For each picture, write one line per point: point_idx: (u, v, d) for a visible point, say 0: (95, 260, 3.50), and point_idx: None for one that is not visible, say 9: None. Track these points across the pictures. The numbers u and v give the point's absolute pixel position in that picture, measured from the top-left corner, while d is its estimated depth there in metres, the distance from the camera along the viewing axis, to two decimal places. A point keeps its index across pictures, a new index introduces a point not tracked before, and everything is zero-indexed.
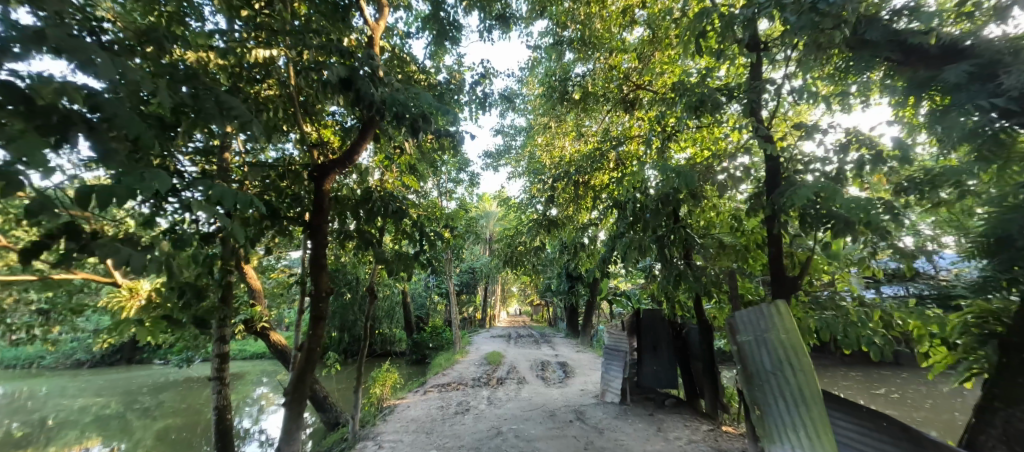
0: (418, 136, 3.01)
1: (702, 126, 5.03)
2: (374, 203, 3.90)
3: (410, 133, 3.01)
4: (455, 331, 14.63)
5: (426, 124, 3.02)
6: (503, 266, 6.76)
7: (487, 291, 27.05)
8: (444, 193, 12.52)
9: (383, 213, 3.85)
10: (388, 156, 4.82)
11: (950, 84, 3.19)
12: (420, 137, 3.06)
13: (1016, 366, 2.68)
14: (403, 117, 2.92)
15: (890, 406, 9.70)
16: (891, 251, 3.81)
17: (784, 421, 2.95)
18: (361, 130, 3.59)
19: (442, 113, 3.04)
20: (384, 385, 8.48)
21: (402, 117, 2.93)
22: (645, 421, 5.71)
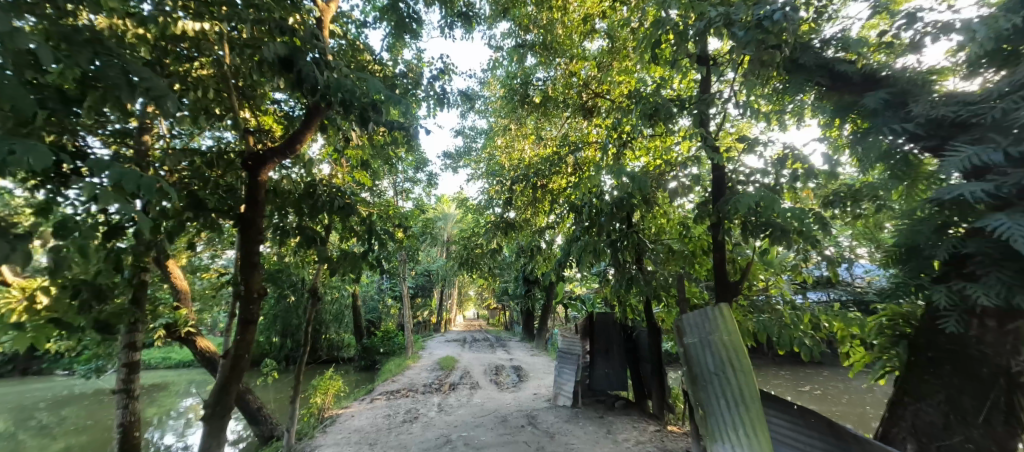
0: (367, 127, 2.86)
1: (655, 135, 5.18)
2: (318, 197, 3.65)
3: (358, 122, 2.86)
4: (407, 336, 14.17)
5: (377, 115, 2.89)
6: (459, 269, 6.61)
7: (443, 295, 26.59)
8: (401, 193, 12.19)
9: (329, 209, 3.62)
10: (336, 149, 4.55)
11: (869, 109, 3.47)
12: (370, 127, 2.92)
13: (922, 364, 2.96)
14: (350, 106, 2.76)
15: (814, 401, 10.49)
16: (819, 259, 4.12)
17: (724, 419, 3.06)
18: (306, 118, 3.35)
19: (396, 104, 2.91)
20: (327, 393, 7.95)
21: (350, 106, 2.78)
22: (595, 424, 5.76)
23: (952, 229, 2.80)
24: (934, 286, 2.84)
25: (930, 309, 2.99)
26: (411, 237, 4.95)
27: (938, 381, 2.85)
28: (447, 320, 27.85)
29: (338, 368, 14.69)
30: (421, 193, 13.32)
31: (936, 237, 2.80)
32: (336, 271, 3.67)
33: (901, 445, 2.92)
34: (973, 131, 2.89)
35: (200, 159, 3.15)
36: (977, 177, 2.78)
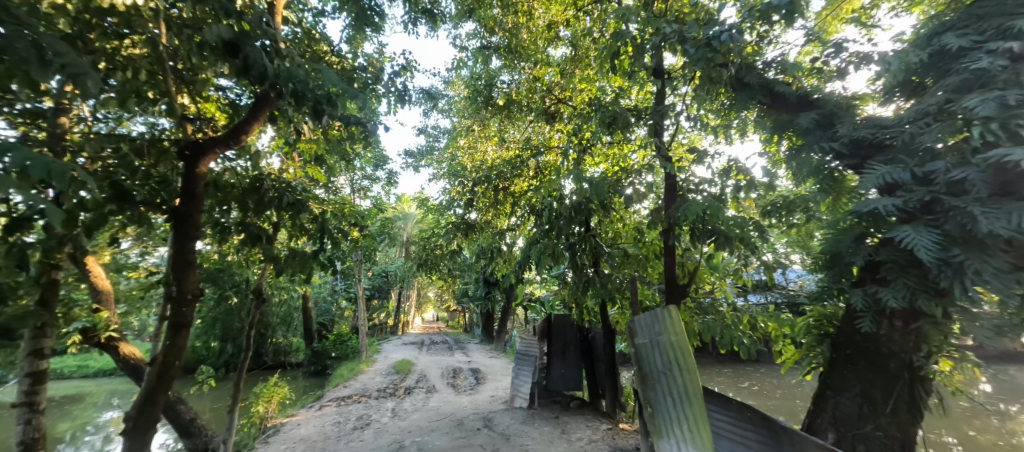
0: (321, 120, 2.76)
1: (613, 142, 5.34)
2: (265, 191, 3.45)
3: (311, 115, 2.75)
4: (362, 339, 13.69)
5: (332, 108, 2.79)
6: (417, 270, 6.49)
7: (401, 296, 26.00)
8: (358, 190, 11.80)
9: (276, 204, 3.44)
10: (288, 142, 4.33)
11: (803, 128, 3.79)
12: (325, 121, 2.85)
13: (841, 360, 3.26)
14: (303, 97, 2.65)
15: (751, 396, 11.22)
16: (759, 264, 4.43)
17: (671, 416, 3.19)
18: (253, 107, 3.17)
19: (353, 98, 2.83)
20: (271, 402, 7.68)
21: (303, 98, 2.68)
22: (550, 424, 5.83)
23: (869, 238, 3.08)
24: (854, 289, 3.13)
25: (849, 310, 3.29)
26: (367, 236, 4.81)
27: (854, 375, 3.16)
28: (404, 322, 27.25)
29: (286, 373, 13.97)
30: (380, 192, 12.96)
31: (855, 245, 3.09)
32: (283, 271, 3.50)
33: (822, 435, 3.19)
34: (888, 152, 3.22)
35: (128, 145, 2.86)
36: (890, 193, 3.08)
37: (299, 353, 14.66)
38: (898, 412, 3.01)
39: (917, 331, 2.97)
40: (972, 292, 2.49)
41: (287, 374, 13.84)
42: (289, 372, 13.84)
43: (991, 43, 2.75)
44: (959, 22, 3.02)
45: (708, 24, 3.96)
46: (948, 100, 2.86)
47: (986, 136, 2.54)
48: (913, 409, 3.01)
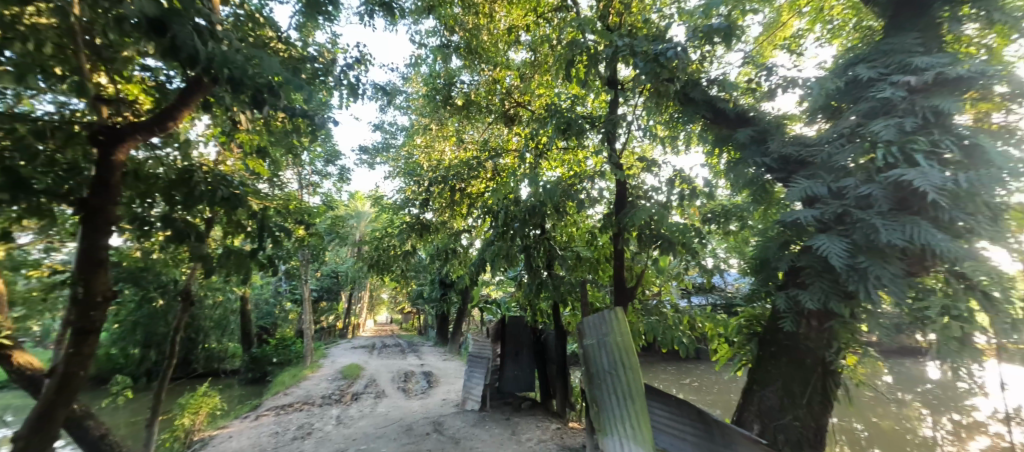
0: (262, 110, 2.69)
1: (569, 148, 5.47)
2: (195, 185, 3.19)
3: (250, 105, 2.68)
4: (306, 344, 13.01)
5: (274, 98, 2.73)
6: (368, 271, 6.27)
7: (352, 298, 25.02)
8: (307, 186, 11.24)
9: (209, 199, 3.20)
10: (226, 132, 4.04)
11: (739, 142, 4.08)
12: (265, 110, 2.74)
13: (767, 357, 3.56)
14: (241, 85, 2.57)
15: (691, 392, 11.88)
16: (699, 268, 4.71)
17: (615, 413, 3.31)
18: (184, 94, 2.92)
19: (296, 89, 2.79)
20: (198, 413, 7.13)
21: (241, 87, 2.58)
22: (500, 426, 5.85)
23: (793, 246, 3.37)
24: (779, 292, 3.41)
25: (774, 312, 3.58)
26: (313, 235, 4.57)
27: (777, 370, 3.46)
28: (354, 324, 26.23)
29: (219, 382, 12.93)
30: (330, 189, 12.42)
31: (781, 251, 3.37)
32: (215, 270, 3.26)
33: (749, 427, 3.46)
34: (810, 168, 3.53)
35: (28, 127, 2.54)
36: (810, 205, 3.39)
37: (235, 359, 13.65)
38: (813, 403, 3.33)
39: (829, 329, 3.30)
40: (874, 295, 2.79)
41: (220, 381, 12.86)
42: (224, 380, 12.87)
43: (893, 76, 3.11)
44: (868, 56, 3.40)
45: (658, 40, 4.17)
46: (858, 124, 3.19)
47: (888, 157, 2.86)
48: (824, 399, 3.35)
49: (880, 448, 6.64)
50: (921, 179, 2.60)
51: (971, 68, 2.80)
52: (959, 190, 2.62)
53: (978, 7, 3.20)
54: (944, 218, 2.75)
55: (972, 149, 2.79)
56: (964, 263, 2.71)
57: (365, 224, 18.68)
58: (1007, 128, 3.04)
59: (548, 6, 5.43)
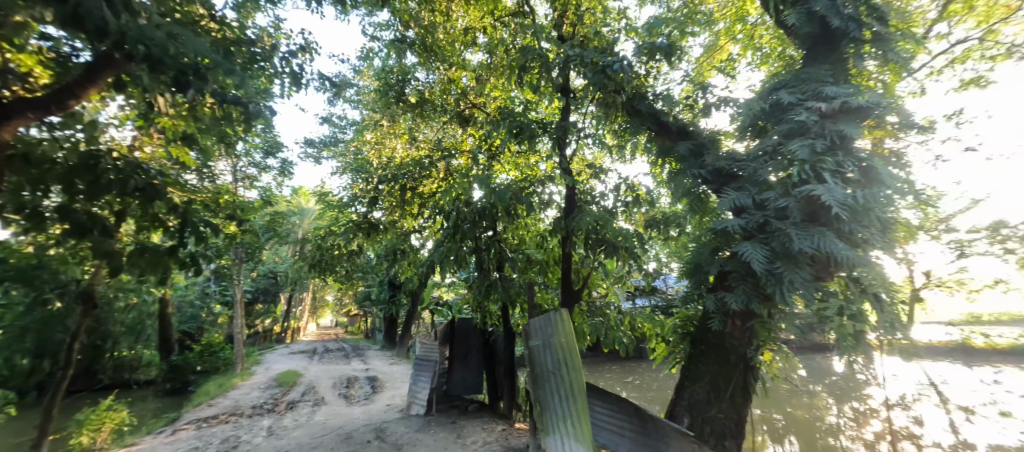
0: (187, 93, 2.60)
1: (522, 151, 5.56)
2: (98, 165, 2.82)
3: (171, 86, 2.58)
4: (236, 349, 12.05)
5: (199, 81, 2.65)
6: (308, 271, 5.92)
7: (292, 300, 23.58)
8: (243, 179, 10.47)
9: (118, 190, 2.82)
10: (145, 116, 3.65)
11: (680, 155, 4.36)
12: (189, 94, 2.66)
13: (698, 354, 3.84)
14: (161, 64, 2.48)
15: (633, 389, 12.42)
16: (640, 272, 4.96)
17: (558, 413, 3.38)
18: (87, 73, 2.68)
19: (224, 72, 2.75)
20: (100, 431, 6.38)
21: (162, 66, 2.48)
22: (445, 430, 5.77)
23: (722, 252, 3.65)
24: (709, 295, 3.68)
25: (705, 313, 3.87)
26: (247, 232, 4.27)
27: (706, 367, 3.74)
28: (292, 327, 24.68)
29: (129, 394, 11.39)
30: (270, 182, 11.69)
31: (711, 257, 3.65)
32: (124, 269, 2.95)
33: (679, 420, 3.71)
34: (738, 181, 3.86)
35: None
36: (738, 215, 3.70)
37: (150, 368, 12.17)
38: (735, 397, 3.63)
39: (750, 327, 3.62)
40: (788, 298, 3.10)
41: (131, 393, 11.43)
42: (135, 391, 11.50)
43: (809, 101, 3.48)
44: (788, 83, 3.78)
45: (606, 53, 4.38)
46: (779, 143, 3.53)
47: (802, 174, 3.20)
48: (746, 393, 3.66)
49: (795, 435, 7.34)
50: (827, 194, 2.96)
51: (868, 99, 3.24)
52: (857, 205, 2.99)
53: (876, 47, 3.70)
54: (845, 230, 3.13)
55: (868, 170, 3.21)
56: (859, 270, 3.10)
57: (308, 222, 17.73)
58: (896, 153, 3.51)
59: (505, 11, 5.50)
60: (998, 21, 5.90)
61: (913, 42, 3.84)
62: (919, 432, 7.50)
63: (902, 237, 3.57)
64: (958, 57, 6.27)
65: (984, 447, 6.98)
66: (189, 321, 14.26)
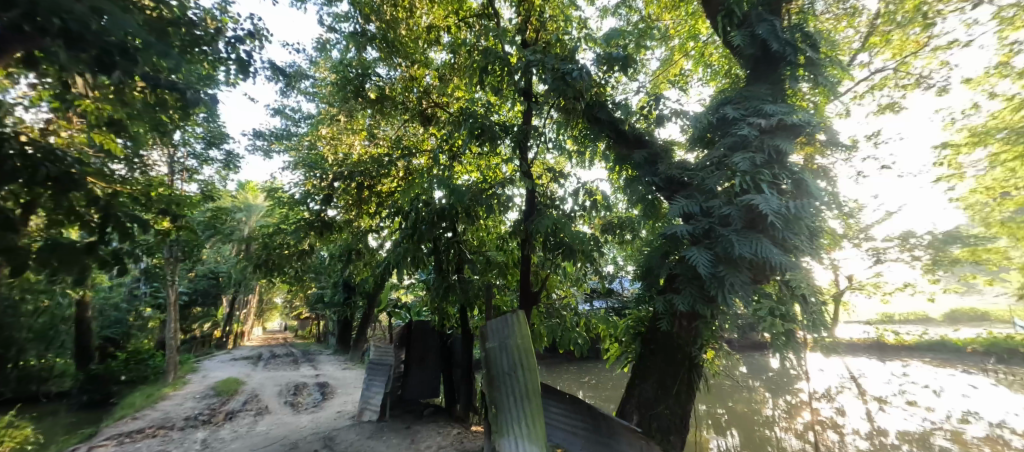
0: (110, 74, 2.56)
1: (484, 153, 5.57)
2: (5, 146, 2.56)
3: (93, 66, 2.53)
4: (168, 356, 11.06)
5: (126, 62, 2.61)
6: (252, 272, 5.52)
7: (236, 303, 22.13)
8: (183, 171, 9.75)
9: (26, 178, 2.54)
10: (60, 100, 3.28)
11: (635, 162, 4.57)
12: (114, 76, 2.62)
13: (648, 354, 4.02)
14: (83, 41, 2.43)
15: (588, 389, 12.72)
16: (596, 275, 5.12)
17: (514, 416, 3.37)
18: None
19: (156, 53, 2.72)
20: None
21: (84, 44, 2.44)
22: (399, 435, 5.61)
23: (671, 256, 3.86)
24: (660, 296, 3.87)
25: (655, 314, 4.06)
26: (185, 229, 3.98)
27: (654, 365, 3.94)
28: (234, 332, 23.11)
29: (35, 410, 9.62)
30: (214, 176, 10.96)
31: (662, 260, 3.84)
32: (30, 267, 2.66)
33: (629, 417, 3.86)
34: (688, 189, 4.09)
35: None
36: (686, 221, 3.92)
37: (64, 379, 10.52)
38: (680, 393, 3.84)
39: (696, 327, 3.84)
40: (730, 299, 3.34)
41: (37, 408, 9.70)
42: (43, 406, 9.82)
43: (751, 117, 3.75)
44: (734, 99, 4.05)
45: (567, 60, 4.51)
46: (724, 155, 3.78)
47: (744, 185, 3.47)
48: (690, 391, 3.88)
49: (735, 428, 7.83)
50: (764, 204, 3.22)
51: (801, 118, 3.55)
52: (790, 215, 3.30)
53: (809, 71, 4.07)
54: (779, 237, 3.41)
55: (800, 183, 3.53)
56: (789, 272, 3.39)
57: (255, 219, 16.76)
58: (823, 168, 3.87)
59: (470, 12, 5.51)
60: (908, 54, 6.66)
61: (839, 69, 4.26)
62: (842, 422, 8.23)
63: (827, 244, 3.94)
64: (876, 84, 7.00)
65: (894, 432, 7.77)
66: (112, 326, 12.40)
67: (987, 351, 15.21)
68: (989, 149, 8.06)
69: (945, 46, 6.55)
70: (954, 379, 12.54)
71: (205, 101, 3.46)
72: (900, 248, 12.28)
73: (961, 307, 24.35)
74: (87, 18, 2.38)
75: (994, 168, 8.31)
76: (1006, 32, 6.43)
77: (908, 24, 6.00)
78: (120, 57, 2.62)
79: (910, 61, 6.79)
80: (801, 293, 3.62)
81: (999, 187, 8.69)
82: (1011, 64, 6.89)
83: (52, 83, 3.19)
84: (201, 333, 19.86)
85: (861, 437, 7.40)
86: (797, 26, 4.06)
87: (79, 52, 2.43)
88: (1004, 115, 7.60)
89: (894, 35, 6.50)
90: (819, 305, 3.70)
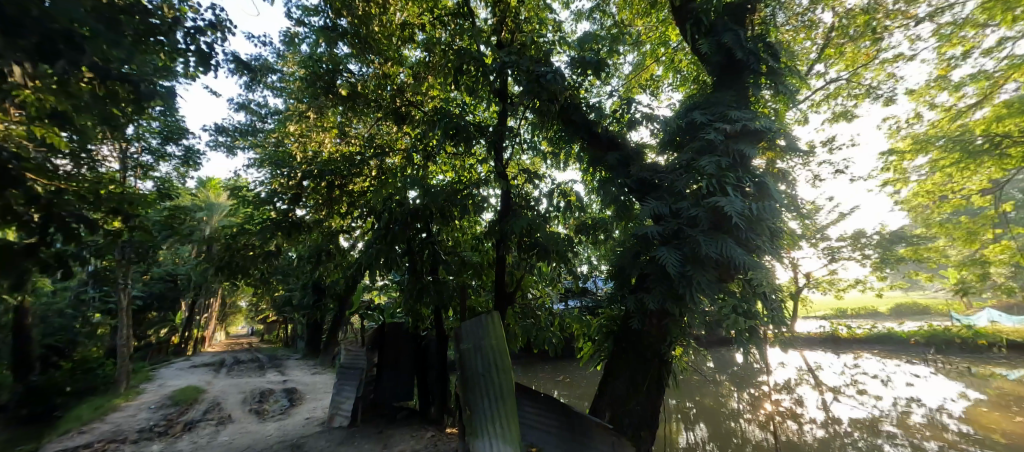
0: (55, 64, 2.39)
1: (458, 154, 5.54)
2: None
3: (34, 56, 2.36)
4: (120, 365, 10.36)
5: (72, 52, 2.45)
6: (212, 274, 5.23)
7: (196, 307, 21.04)
8: (136, 168, 9.17)
9: None
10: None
11: (609, 165, 4.67)
12: (59, 67, 2.44)
13: (621, 352, 4.12)
14: (20, 28, 2.28)
15: (562, 387, 12.85)
16: (570, 275, 5.20)
17: (487, 415, 3.38)
18: None
19: (107, 43, 2.59)
20: None
21: (22, 31, 2.29)
22: (370, 440, 5.48)
23: (642, 255, 3.98)
24: (633, 294, 3.98)
25: (628, 315, 4.15)
26: (140, 229, 3.73)
27: (626, 363, 4.05)
28: (195, 337, 21.97)
29: None
30: (172, 173, 10.42)
31: (635, 259, 3.96)
32: None
33: (601, 415, 3.94)
34: (658, 190, 4.24)
35: None
36: (657, 221, 4.05)
37: None
38: (651, 391, 3.95)
39: (666, 325, 3.95)
40: (696, 297, 3.49)
41: None
42: None
43: (716, 122, 3.91)
44: (701, 104, 4.21)
45: (541, 63, 4.59)
46: (692, 158, 3.93)
47: (710, 187, 3.63)
48: (659, 387, 4.01)
49: (703, 421, 8.13)
50: (729, 205, 3.38)
51: (762, 124, 3.73)
52: (752, 215, 3.50)
53: (770, 79, 4.28)
54: (743, 237, 3.60)
55: (762, 186, 3.74)
56: (752, 270, 3.55)
57: (217, 218, 15.99)
58: (783, 171, 4.08)
59: (445, 10, 5.53)
60: (859, 66, 7.11)
61: (797, 78, 4.52)
62: (801, 412, 8.69)
63: (787, 244, 4.17)
64: (832, 94, 7.43)
65: (846, 420, 8.27)
66: (54, 334, 11.21)
67: (927, 342, 16.38)
68: (928, 156, 8.69)
69: (891, 59, 7.02)
70: (900, 369, 13.44)
71: (162, 95, 3.29)
72: (852, 248, 13.10)
73: (906, 301, 26.15)
74: (26, 3, 2.28)
75: (933, 173, 8.99)
76: (945, 48, 6.96)
77: (859, 38, 6.42)
78: (65, 46, 2.47)
79: (861, 73, 7.25)
80: (762, 290, 3.81)
81: (937, 190, 9.40)
82: (948, 78, 7.47)
83: None
84: (156, 339, 18.71)
85: (818, 426, 7.83)
86: (758, 37, 4.27)
87: (17, 38, 2.28)
88: (943, 124, 8.25)
89: (846, 48, 6.92)
90: (778, 301, 3.93)
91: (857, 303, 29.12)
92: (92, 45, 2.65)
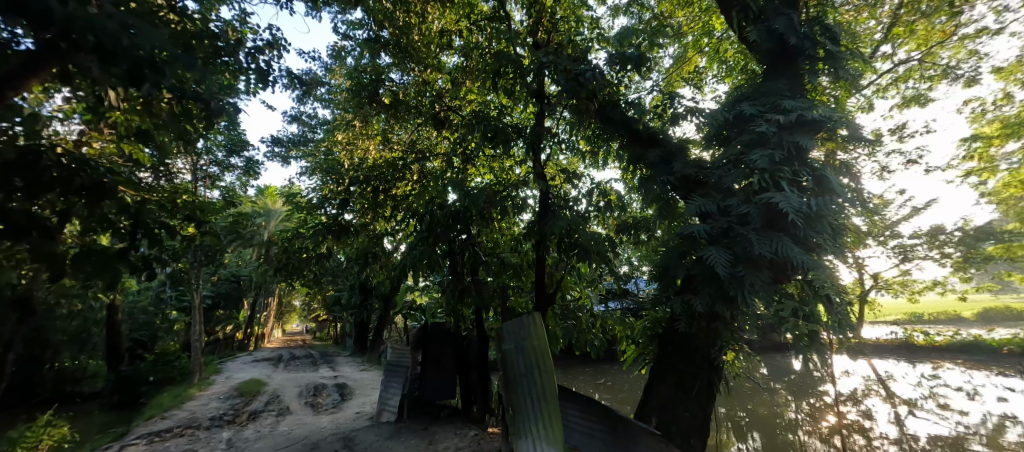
0: (140, 86, 2.60)
1: (497, 156, 5.56)
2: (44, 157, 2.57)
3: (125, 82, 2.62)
4: (194, 358, 11.34)
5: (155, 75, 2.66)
6: (271, 274, 5.58)
7: (257, 305, 22.61)
8: (203, 179, 9.99)
9: (62, 188, 2.62)
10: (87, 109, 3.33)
11: (650, 162, 4.52)
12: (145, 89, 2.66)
13: (669, 355, 3.97)
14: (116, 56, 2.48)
15: (605, 391, 12.60)
16: (612, 276, 5.10)
17: (530, 417, 3.38)
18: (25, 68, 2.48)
19: (183, 65, 2.80)
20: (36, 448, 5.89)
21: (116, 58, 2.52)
22: (417, 436, 5.64)
23: (689, 255, 3.80)
24: (680, 296, 3.81)
25: (674, 317, 3.98)
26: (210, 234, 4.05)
27: (673, 368, 3.90)
28: (256, 334, 23.63)
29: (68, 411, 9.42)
30: (235, 182, 11.28)
31: (681, 259, 3.80)
32: (67, 271, 2.70)
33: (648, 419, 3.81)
34: (705, 187, 4.04)
35: None
36: (703, 220, 3.88)
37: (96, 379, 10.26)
38: (699, 397, 3.78)
39: (715, 329, 3.78)
40: (749, 299, 3.31)
41: (71, 409, 9.80)
42: (76, 406, 9.92)
43: (769, 114, 3.68)
44: (751, 95, 3.99)
45: (578, 61, 4.53)
46: (742, 153, 3.72)
47: (763, 182, 3.42)
48: (710, 394, 3.82)
49: (756, 431, 7.70)
50: (785, 202, 3.16)
51: (821, 113, 3.47)
52: (811, 212, 3.25)
53: (829, 64, 3.97)
54: (801, 235, 3.37)
55: (822, 180, 3.47)
56: (813, 271, 3.30)
57: (274, 223, 17.13)
58: (845, 163, 3.77)
59: (480, 15, 5.53)
60: (933, 45, 6.46)
61: (860, 62, 4.17)
62: (870, 425, 7.99)
63: (852, 243, 3.84)
64: (901, 77, 6.78)
65: (925, 436, 7.48)
66: (139, 329, 12.44)
67: None
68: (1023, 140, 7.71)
69: (973, 35, 6.31)
70: (991, 381, 12.02)
71: (228, 110, 3.54)
72: (929, 246, 11.86)
73: (994, 306, 23.43)
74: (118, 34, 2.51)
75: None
76: None
77: (933, 13, 5.79)
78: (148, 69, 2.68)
79: (936, 52, 6.57)
80: (825, 293, 3.54)
81: None
82: None
83: (83, 96, 3.27)
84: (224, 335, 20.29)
85: (890, 442, 7.17)
86: (814, 21, 3.98)
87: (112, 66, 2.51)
88: None
89: (918, 26, 6.31)
90: (841, 304, 3.64)
91: (934, 308, 26.42)
92: (170, 67, 2.88)
